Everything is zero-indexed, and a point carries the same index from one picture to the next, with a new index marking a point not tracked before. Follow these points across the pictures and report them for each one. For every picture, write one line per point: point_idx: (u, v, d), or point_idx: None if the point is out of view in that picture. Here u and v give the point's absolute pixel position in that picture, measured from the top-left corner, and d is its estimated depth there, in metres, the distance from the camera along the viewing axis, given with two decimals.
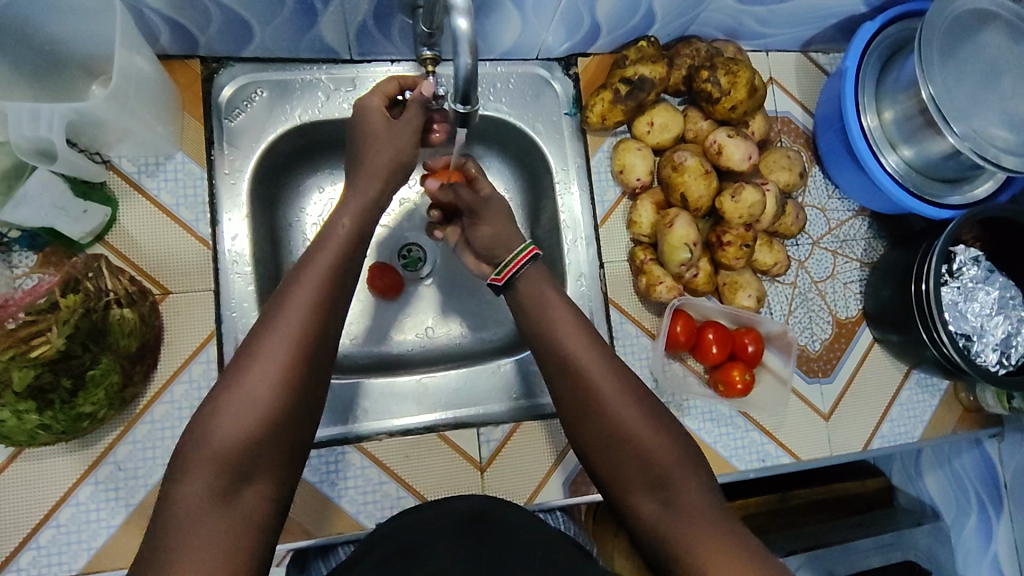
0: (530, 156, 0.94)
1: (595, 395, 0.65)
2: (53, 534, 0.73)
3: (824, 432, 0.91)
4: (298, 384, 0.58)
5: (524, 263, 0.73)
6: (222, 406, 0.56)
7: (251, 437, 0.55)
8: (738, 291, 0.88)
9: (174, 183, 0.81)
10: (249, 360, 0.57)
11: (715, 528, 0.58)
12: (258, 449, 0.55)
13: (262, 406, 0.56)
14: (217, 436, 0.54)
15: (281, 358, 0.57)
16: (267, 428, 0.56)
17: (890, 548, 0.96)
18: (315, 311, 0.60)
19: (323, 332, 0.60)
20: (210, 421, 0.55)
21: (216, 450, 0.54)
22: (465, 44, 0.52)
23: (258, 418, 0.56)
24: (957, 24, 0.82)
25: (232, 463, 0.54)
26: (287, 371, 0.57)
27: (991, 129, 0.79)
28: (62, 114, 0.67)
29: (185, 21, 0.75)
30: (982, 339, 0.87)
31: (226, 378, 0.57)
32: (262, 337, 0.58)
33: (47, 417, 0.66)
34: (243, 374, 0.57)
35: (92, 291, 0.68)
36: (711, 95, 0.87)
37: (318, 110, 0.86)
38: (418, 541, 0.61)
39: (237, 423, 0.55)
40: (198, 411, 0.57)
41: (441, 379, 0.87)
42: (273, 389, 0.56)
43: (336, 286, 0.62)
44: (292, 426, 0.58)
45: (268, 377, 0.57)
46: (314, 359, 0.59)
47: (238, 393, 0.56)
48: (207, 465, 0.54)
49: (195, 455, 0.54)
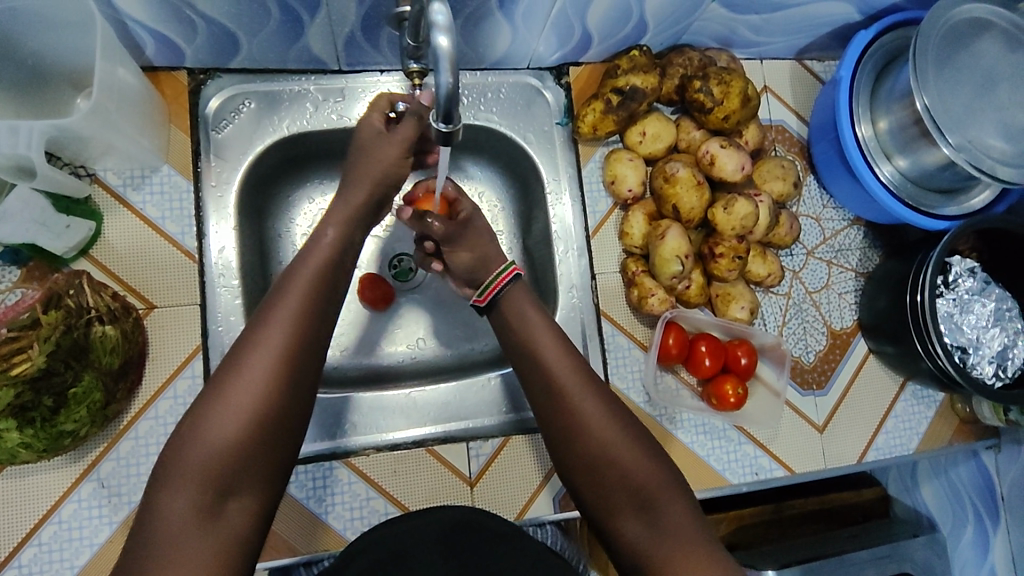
0: (521, 166, 0.94)
1: (580, 418, 0.64)
2: (35, 553, 0.72)
3: (818, 444, 0.90)
4: (283, 396, 0.57)
5: (503, 285, 0.74)
6: (204, 421, 0.54)
7: (235, 451, 0.54)
8: (731, 303, 0.87)
9: (160, 196, 0.81)
10: (232, 373, 0.56)
11: (701, 553, 0.58)
12: (243, 465, 0.54)
13: (245, 419, 0.55)
14: (199, 451, 0.53)
15: (265, 372, 0.56)
16: (251, 442, 0.55)
17: (886, 560, 0.88)
18: (300, 322, 0.59)
19: (309, 343, 0.59)
20: (192, 436, 0.54)
21: (199, 466, 0.53)
22: (446, 62, 0.51)
23: (242, 433, 0.55)
24: (952, 33, 0.81)
25: (216, 479, 0.53)
26: (271, 383, 0.56)
27: (986, 140, 0.78)
28: (42, 131, 0.66)
29: (171, 34, 0.74)
30: (977, 352, 0.86)
31: (209, 392, 0.56)
32: (246, 349, 0.57)
33: (28, 436, 0.65)
34: (226, 388, 0.56)
35: (74, 307, 0.67)
36: (704, 105, 0.85)
37: (306, 121, 0.85)
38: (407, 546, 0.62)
39: (220, 438, 0.54)
40: (180, 425, 0.56)
41: (431, 392, 0.86)
42: (257, 402, 0.55)
43: (322, 298, 0.61)
44: (278, 439, 0.56)
45: (251, 391, 0.56)
46: (300, 370, 0.58)
47: (221, 409, 0.55)
48: (190, 481, 0.53)
49: (177, 471, 0.53)
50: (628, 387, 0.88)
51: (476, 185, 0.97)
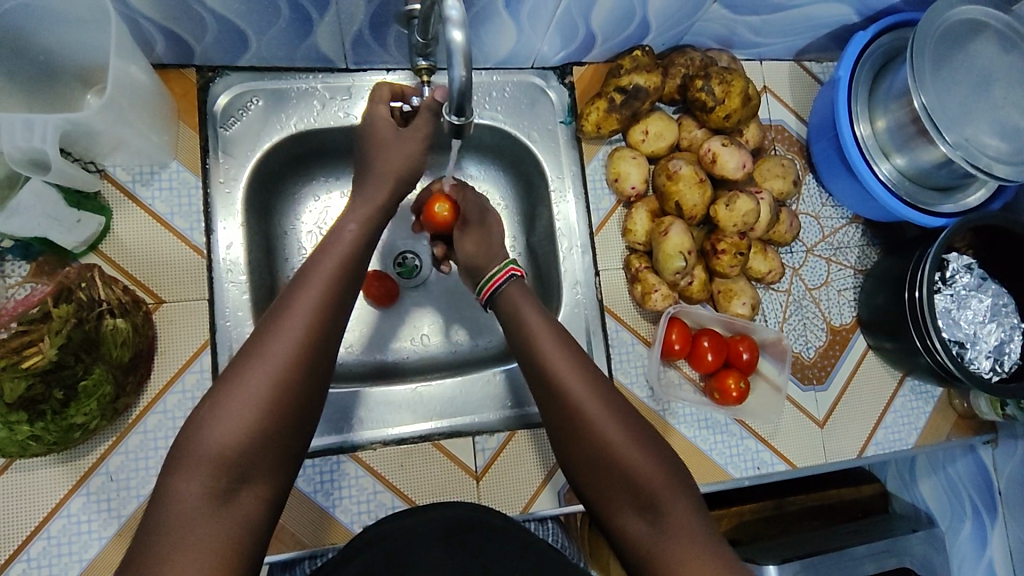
0: (524, 164, 0.95)
1: (584, 414, 0.64)
2: (44, 546, 0.72)
3: (819, 439, 0.91)
4: (298, 384, 0.57)
5: (501, 282, 0.75)
6: (220, 409, 0.55)
7: (249, 439, 0.55)
8: (733, 299, 0.88)
9: (169, 192, 0.82)
10: (250, 360, 0.57)
11: (700, 551, 0.58)
12: (256, 451, 0.55)
13: (261, 405, 0.55)
14: (214, 436, 0.54)
15: (281, 362, 0.57)
16: (264, 430, 0.55)
17: (884, 555, 0.89)
18: (318, 314, 0.60)
19: (325, 333, 0.60)
20: (208, 422, 0.55)
21: (214, 453, 0.54)
22: (459, 56, 0.53)
23: (257, 421, 0.55)
24: (949, 33, 0.82)
25: (230, 464, 0.54)
26: (286, 373, 0.57)
27: (982, 138, 0.80)
28: (56, 125, 0.67)
29: (182, 32, 0.75)
30: (975, 347, 0.87)
31: (227, 378, 0.57)
32: (264, 337, 0.58)
33: (38, 428, 0.65)
34: (243, 374, 0.56)
35: (85, 301, 0.69)
36: (706, 104, 0.87)
37: (314, 119, 0.86)
38: (403, 549, 0.61)
39: (235, 424, 0.55)
40: (196, 410, 0.57)
41: (436, 388, 0.86)
42: (273, 389, 0.56)
43: (340, 291, 0.62)
44: (291, 426, 0.57)
45: (267, 377, 0.56)
46: (316, 359, 0.59)
47: (237, 396, 0.55)
48: (204, 465, 0.53)
49: (192, 456, 0.54)
50: (632, 382, 0.89)
51: (479, 184, 0.98)
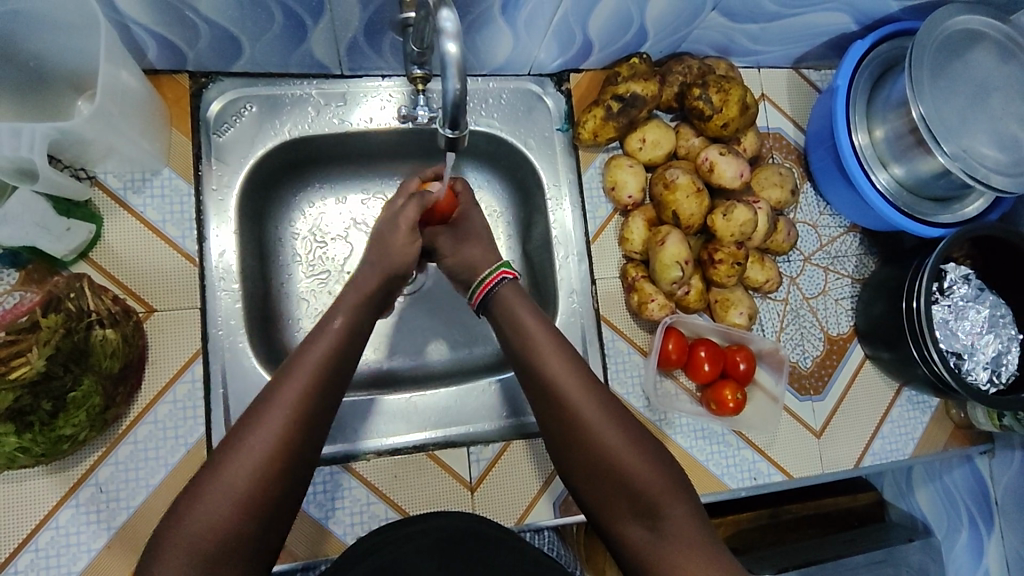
0: (520, 170, 0.94)
1: (580, 424, 0.64)
2: (31, 559, 0.71)
3: (815, 449, 0.91)
4: (283, 475, 0.55)
5: (494, 285, 0.74)
6: (201, 498, 0.53)
7: (227, 532, 0.52)
8: (730, 309, 0.88)
9: (161, 199, 0.81)
10: (234, 445, 0.54)
11: (700, 560, 0.58)
12: (234, 545, 0.52)
13: (242, 496, 0.53)
14: (194, 527, 0.51)
15: (266, 450, 0.54)
16: (244, 523, 0.53)
17: (881, 565, 0.89)
18: (308, 399, 0.57)
19: (315, 418, 0.57)
20: (188, 511, 0.52)
21: (190, 547, 0.51)
22: (454, 68, 0.52)
23: (236, 513, 0.53)
24: (947, 43, 0.82)
25: (205, 559, 0.51)
26: (271, 460, 0.54)
27: (979, 148, 0.79)
28: (44, 133, 0.66)
29: (173, 37, 0.74)
30: (972, 358, 0.87)
31: (212, 463, 0.54)
32: (252, 421, 0.56)
33: (26, 440, 0.64)
34: (228, 461, 0.54)
35: (74, 311, 0.67)
36: (703, 112, 0.86)
37: (308, 126, 0.85)
38: (390, 564, 0.60)
39: (216, 515, 0.52)
40: (180, 496, 0.54)
41: (431, 398, 0.86)
42: (255, 479, 0.53)
43: (334, 373, 0.60)
44: (273, 517, 0.55)
45: (250, 467, 0.54)
46: (302, 450, 0.56)
47: (219, 485, 0.53)
48: (183, 553, 0.51)
49: (169, 547, 0.51)
50: (628, 392, 0.88)
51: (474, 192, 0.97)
